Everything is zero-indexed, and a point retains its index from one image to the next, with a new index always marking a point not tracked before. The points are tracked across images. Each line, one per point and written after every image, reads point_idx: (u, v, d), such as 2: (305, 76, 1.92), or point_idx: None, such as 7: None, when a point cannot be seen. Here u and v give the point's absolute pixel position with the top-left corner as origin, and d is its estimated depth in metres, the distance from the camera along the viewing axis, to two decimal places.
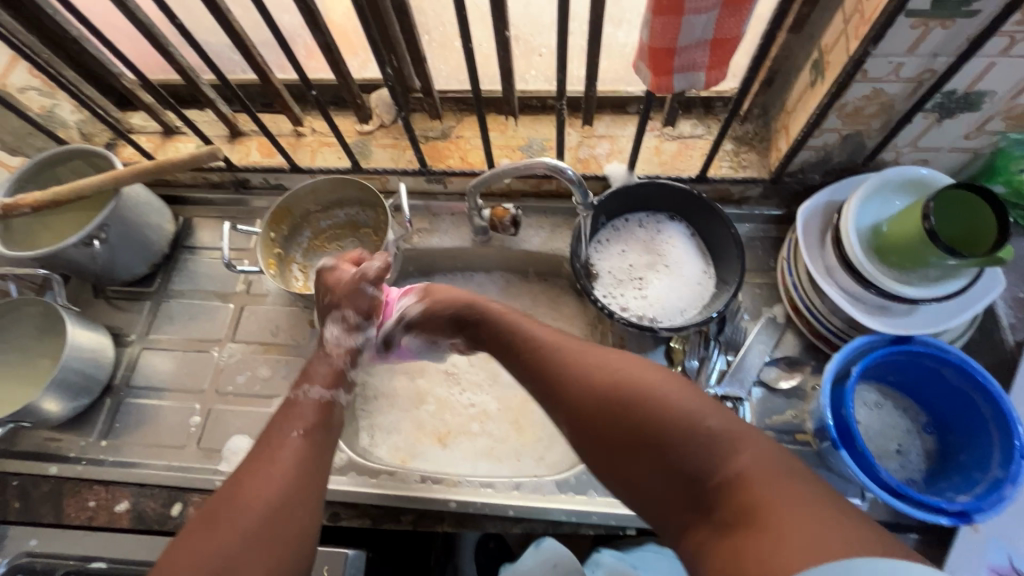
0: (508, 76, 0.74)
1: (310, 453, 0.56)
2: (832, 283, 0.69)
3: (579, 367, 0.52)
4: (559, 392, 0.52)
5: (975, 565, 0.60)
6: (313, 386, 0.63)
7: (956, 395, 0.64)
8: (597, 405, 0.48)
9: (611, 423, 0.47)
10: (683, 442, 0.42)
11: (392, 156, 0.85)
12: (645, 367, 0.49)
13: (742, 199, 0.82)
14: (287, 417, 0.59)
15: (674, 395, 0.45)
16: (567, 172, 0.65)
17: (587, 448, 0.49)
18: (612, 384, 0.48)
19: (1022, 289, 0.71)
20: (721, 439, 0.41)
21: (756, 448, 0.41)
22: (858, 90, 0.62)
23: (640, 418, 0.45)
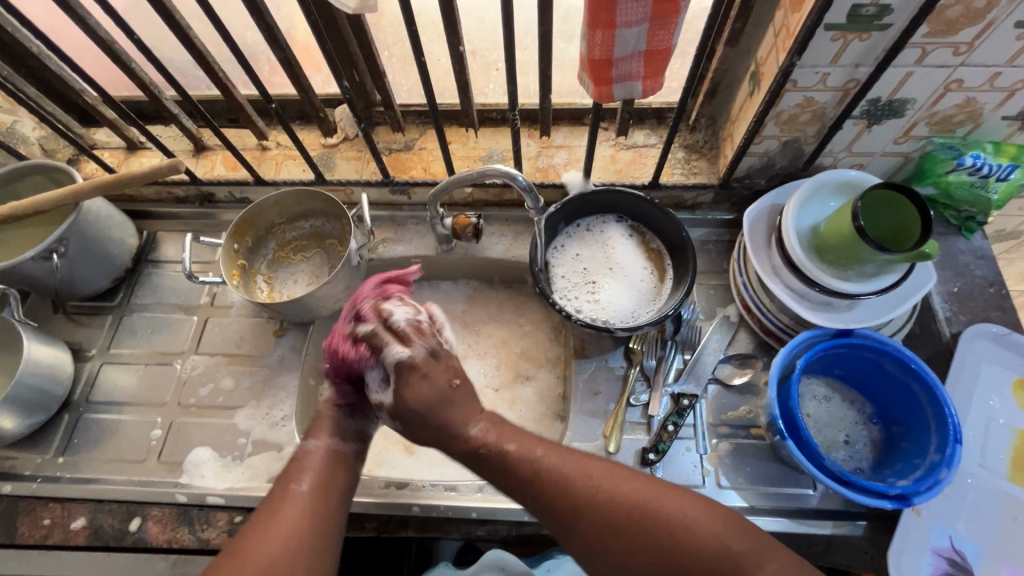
0: (466, 89, 0.77)
1: (320, 500, 0.55)
2: (778, 282, 0.72)
3: (596, 488, 0.52)
4: (574, 511, 0.52)
5: (920, 548, 0.62)
6: (317, 436, 0.61)
7: (896, 385, 0.67)
8: (622, 527, 0.50)
9: (638, 539, 0.49)
10: (712, 558, 0.48)
11: (356, 168, 0.86)
12: (654, 486, 0.52)
13: (695, 204, 0.86)
14: (294, 469, 0.57)
15: (692, 518, 0.49)
16: (519, 179, 0.65)
17: (610, 568, 0.51)
18: (638, 507, 0.51)
19: (955, 284, 0.75)
20: (749, 555, 0.47)
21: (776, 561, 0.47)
22: (791, 99, 0.66)
23: (670, 541, 0.49)
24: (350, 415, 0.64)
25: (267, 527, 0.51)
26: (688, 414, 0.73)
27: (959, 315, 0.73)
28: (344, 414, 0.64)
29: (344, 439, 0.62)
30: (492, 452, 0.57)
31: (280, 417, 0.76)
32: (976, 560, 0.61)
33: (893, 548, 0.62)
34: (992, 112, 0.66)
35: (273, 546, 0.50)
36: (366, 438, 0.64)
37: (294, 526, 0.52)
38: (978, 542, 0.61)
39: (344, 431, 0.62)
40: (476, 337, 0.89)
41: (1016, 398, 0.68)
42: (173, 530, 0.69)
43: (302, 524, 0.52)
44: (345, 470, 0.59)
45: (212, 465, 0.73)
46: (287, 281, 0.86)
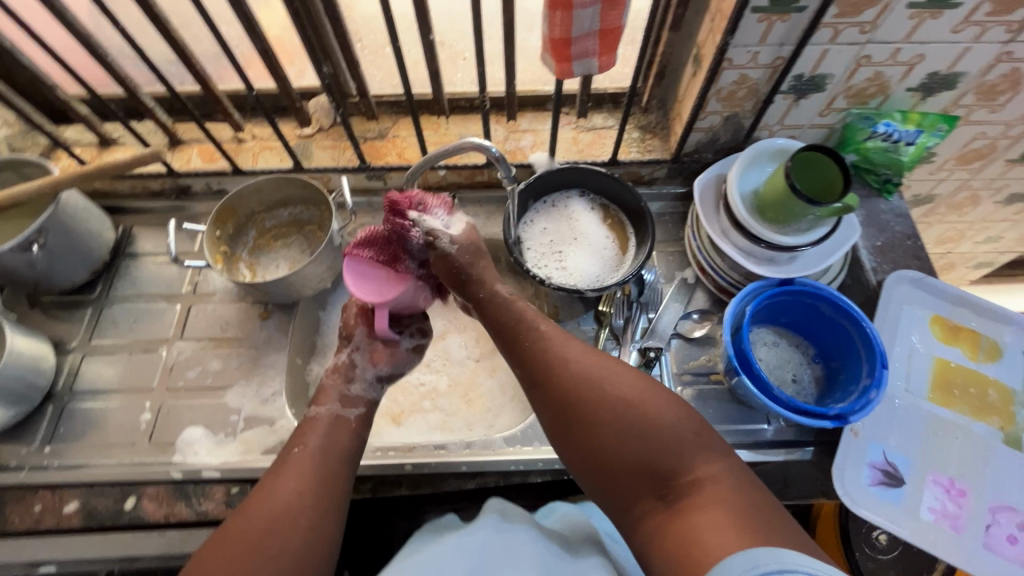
0: (436, 77, 0.82)
1: (323, 461, 0.60)
2: (727, 242, 0.80)
3: (577, 365, 0.58)
4: (549, 377, 0.58)
5: (859, 464, 0.70)
6: (326, 404, 0.67)
7: (833, 326, 0.76)
8: (589, 401, 0.55)
9: (604, 411, 0.54)
10: (661, 445, 0.51)
11: (333, 156, 0.90)
12: (630, 374, 0.57)
13: (651, 180, 0.94)
14: (302, 431, 0.63)
15: (657, 408, 0.53)
16: (490, 149, 0.70)
17: (573, 433, 0.55)
18: (612, 383, 0.55)
19: (879, 238, 0.85)
20: (695, 449, 0.51)
21: (726, 462, 0.50)
22: (729, 76, 0.74)
23: (628, 420, 0.53)
24: (346, 380, 0.70)
25: (273, 489, 0.55)
26: (654, 365, 0.80)
27: (883, 265, 0.83)
28: (341, 381, 0.70)
29: (350, 405, 0.68)
30: (501, 322, 0.65)
31: (270, 394, 0.79)
32: (905, 469, 0.70)
33: (836, 465, 0.70)
34: (897, 83, 0.76)
35: (280, 497, 0.54)
36: (365, 401, 0.69)
37: (299, 485, 0.56)
38: (906, 455, 0.70)
39: (344, 397, 0.68)
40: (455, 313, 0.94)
41: (931, 330, 0.78)
42: (169, 505, 0.71)
43: (308, 482, 0.57)
44: (348, 430, 0.65)
45: (205, 442, 0.75)
46: (269, 266, 0.89)
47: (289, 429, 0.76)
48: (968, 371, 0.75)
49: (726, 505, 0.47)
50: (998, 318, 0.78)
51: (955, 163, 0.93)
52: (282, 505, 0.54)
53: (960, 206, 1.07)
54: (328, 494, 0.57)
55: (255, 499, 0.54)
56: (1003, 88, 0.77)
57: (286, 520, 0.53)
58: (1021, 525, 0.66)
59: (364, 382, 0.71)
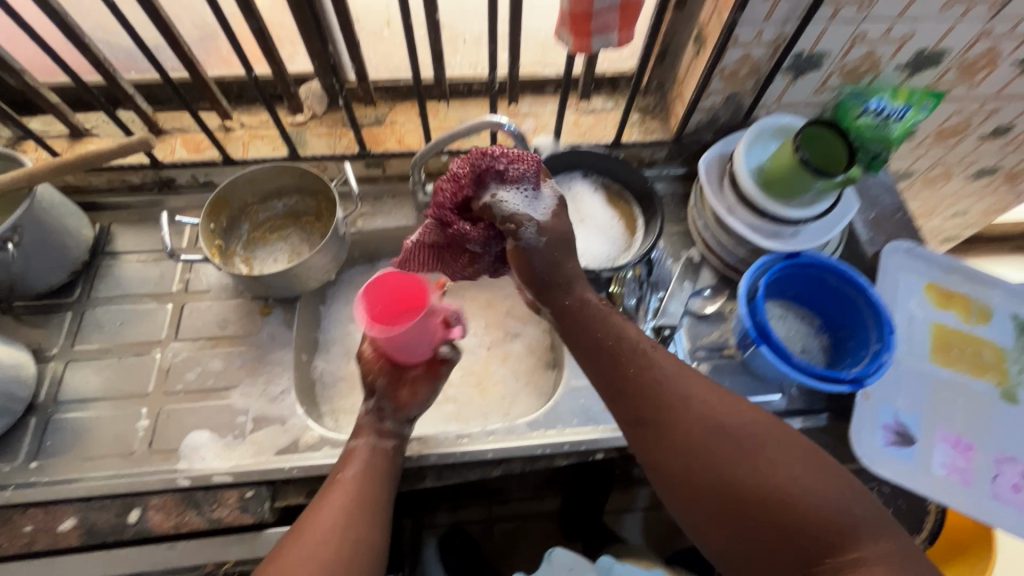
0: (438, 58, 0.80)
1: (370, 480, 0.60)
2: (734, 218, 0.81)
3: (715, 419, 0.54)
4: (672, 423, 0.55)
5: (875, 427, 0.73)
6: (363, 436, 0.65)
7: (839, 295, 0.79)
8: (727, 457, 0.52)
9: (748, 477, 0.51)
10: (814, 520, 0.49)
11: (329, 143, 0.87)
12: (764, 426, 0.54)
13: (652, 162, 0.95)
14: (348, 458, 0.63)
15: (806, 477, 0.50)
16: (506, 126, 0.69)
17: (707, 492, 0.53)
18: (754, 445, 0.52)
19: (871, 212, 0.89)
20: (856, 525, 0.49)
21: (891, 539, 0.49)
22: (733, 54, 0.76)
23: (774, 489, 0.50)
24: (379, 417, 0.67)
25: (324, 504, 0.56)
26: (669, 343, 0.81)
27: (877, 237, 0.87)
28: (374, 417, 0.67)
29: (389, 438, 0.66)
30: (614, 355, 0.59)
31: (278, 392, 0.75)
32: (916, 429, 0.73)
33: (852, 427, 0.72)
34: (888, 61, 0.79)
35: (325, 517, 0.55)
36: (398, 434, 0.67)
37: (348, 500, 0.57)
38: (915, 415, 0.73)
39: (380, 429, 0.66)
40: (461, 302, 0.93)
41: (927, 297, 0.82)
42: (178, 515, 0.66)
43: (355, 499, 0.57)
44: (389, 458, 0.64)
45: (212, 447, 0.70)
46: (266, 260, 0.85)
47: (301, 427, 0.73)
48: (964, 333, 0.79)
49: None
50: (986, 282, 0.82)
51: (933, 140, 0.98)
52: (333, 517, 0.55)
53: (934, 182, 1.12)
54: (374, 510, 0.57)
55: (309, 515, 0.55)
56: (981, 66, 0.82)
57: (334, 534, 0.54)
58: None
59: (395, 419, 0.68)
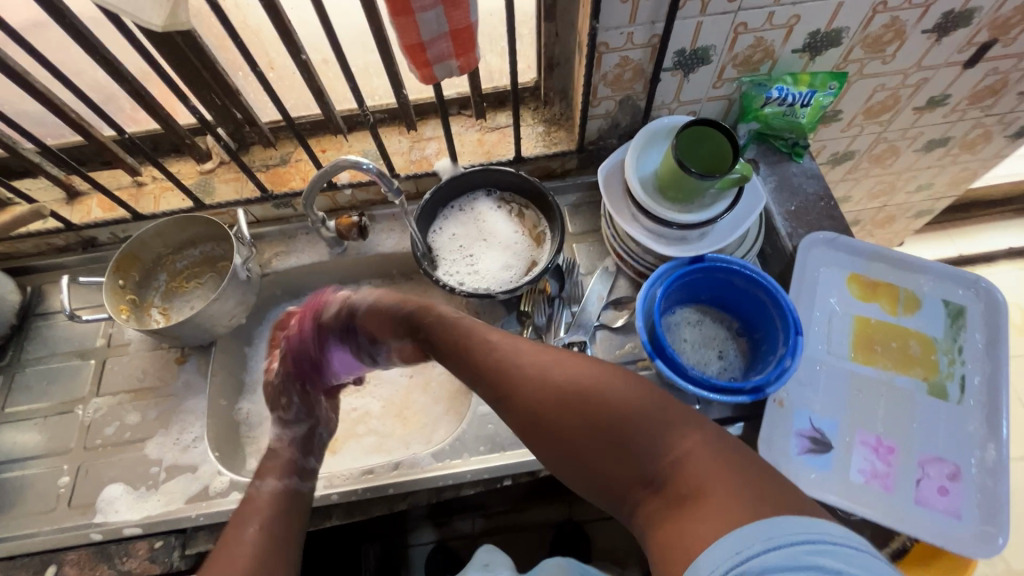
0: (322, 96, 0.80)
1: (273, 538, 0.61)
2: (637, 226, 0.79)
3: (532, 364, 0.56)
4: (504, 379, 0.57)
5: (787, 434, 0.69)
6: (266, 478, 0.68)
7: (751, 296, 0.75)
8: (555, 401, 0.53)
9: (570, 408, 0.52)
10: (625, 428, 0.49)
11: (235, 189, 0.88)
12: (591, 362, 0.55)
13: (564, 172, 0.93)
14: (245, 510, 0.63)
15: (615, 391, 0.51)
16: (364, 165, 0.69)
17: (545, 436, 0.53)
18: (566, 376, 0.54)
19: (792, 203, 0.85)
20: (669, 425, 0.48)
21: (701, 430, 0.47)
22: (610, 60, 0.73)
23: (589, 409, 0.51)
24: (302, 453, 0.73)
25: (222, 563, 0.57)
26: None
27: (798, 229, 0.83)
28: (296, 453, 0.73)
29: (296, 475, 0.70)
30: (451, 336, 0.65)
31: (191, 440, 0.77)
32: (832, 434, 0.68)
33: (762, 435, 0.69)
34: (782, 47, 0.75)
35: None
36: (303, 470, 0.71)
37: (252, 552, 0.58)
38: (832, 418, 0.69)
39: (299, 470, 0.71)
40: None
41: (849, 289, 0.77)
42: (91, 569, 0.68)
43: (257, 559, 0.58)
44: (298, 508, 0.66)
45: (125, 499, 0.73)
46: (183, 309, 0.87)
47: (211, 473, 0.74)
48: (888, 326, 0.74)
49: (709, 479, 0.43)
50: (914, 268, 0.77)
51: (863, 118, 0.93)
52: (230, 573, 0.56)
53: (881, 159, 1.06)
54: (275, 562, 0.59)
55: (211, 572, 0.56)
56: (889, 39, 0.76)
57: None
58: (952, 475, 0.65)
59: (313, 452, 0.75)
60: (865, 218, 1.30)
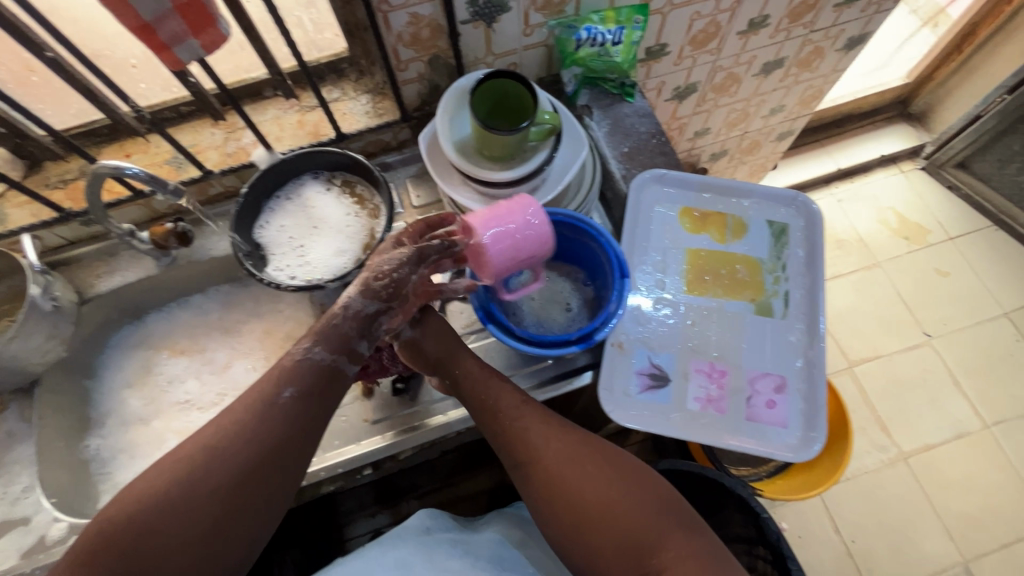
0: (97, 95, 0.72)
1: (275, 422, 0.54)
2: (464, 190, 0.75)
3: (558, 446, 0.62)
4: (533, 450, 0.62)
5: (628, 375, 0.70)
6: (317, 345, 0.58)
7: (582, 245, 0.75)
8: (579, 483, 0.59)
9: (587, 496, 0.58)
10: (630, 525, 0.56)
11: (30, 211, 0.79)
12: (616, 460, 0.61)
13: (399, 143, 0.88)
14: (283, 374, 0.57)
15: (628, 490, 0.58)
16: (129, 169, 0.65)
17: (556, 511, 0.59)
18: (590, 465, 0.60)
19: (626, 144, 0.84)
20: (667, 532, 0.56)
21: (695, 542, 0.56)
22: (399, 18, 0.69)
23: (603, 500, 0.57)
24: (362, 332, 0.61)
25: (175, 477, 0.51)
26: None
27: (633, 170, 0.82)
28: (355, 330, 0.60)
29: (347, 355, 0.60)
30: (478, 396, 0.66)
31: (21, 491, 0.72)
32: (669, 367, 0.70)
33: (603, 380, 0.70)
34: None
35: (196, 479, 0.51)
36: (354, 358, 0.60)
37: (243, 443, 0.53)
38: (668, 353, 0.71)
39: (351, 349, 0.60)
40: (239, 338, 0.89)
41: (682, 225, 0.78)
42: None
43: (226, 456, 0.52)
44: (334, 389, 0.59)
45: None
46: None
47: (48, 521, 0.70)
48: (717, 254, 0.76)
49: None
50: (740, 195, 0.79)
51: (692, 49, 0.93)
52: (186, 487, 0.50)
53: (725, 88, 1.07)
54: (248, 465, 0.52)
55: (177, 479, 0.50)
56: None
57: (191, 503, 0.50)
58: (778, 388, 0.69)
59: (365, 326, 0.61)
60: (733, 147, 1.33)
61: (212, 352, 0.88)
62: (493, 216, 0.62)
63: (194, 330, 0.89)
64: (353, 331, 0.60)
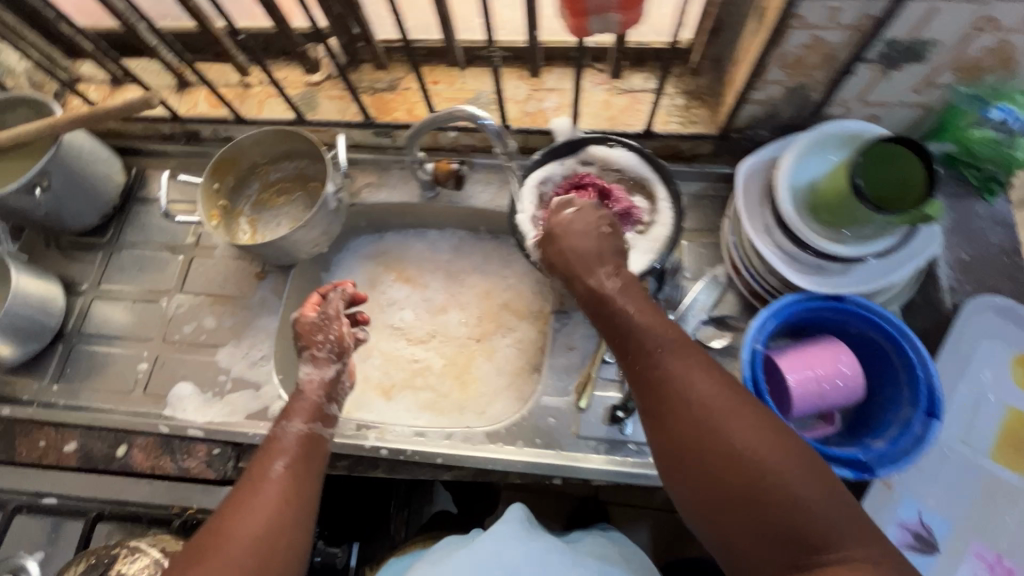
0: (447, 23, 0.71)
1: (293, 485, 0.55)
2: (768, 241, 0.68)
3: (704, 397, 0.48)
4: (669, 397, 0.49)
5: (887, 521, 0.61)
6: (293, 420, 0.61)
7: (870, 349, 0.65)
8: (724, 449, 0.46)
9: (734, 467, 0.45)
10: (794, 512, 0.43)
11: (338, 108, 0.84)
12: (776, 428, 0.46)
13: (692, 155, 0.80)
14: (269, 451, 0.58)
15: (795, 471, 0.44)
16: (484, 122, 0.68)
17: (690, 476, 0.47)
18: (743, 431, 0.46)
19: (969, 251, 0.69)
20: (843, 529, 0.42)
21: (877, 545, 0.42)
22: (797, 38, 0.59)
23: (758, 475, 0.44)
24: (328, 397, 0.65)
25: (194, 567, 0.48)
26: None
27: (965, 285, 0.68)
28: (323, 396, 0.65)
29: (322, 420, 0.63)
30: (620, 316, 0.55)
31: (258, 357, 0.78)
32: (942, 535, 0.60)
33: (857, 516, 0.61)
34: None
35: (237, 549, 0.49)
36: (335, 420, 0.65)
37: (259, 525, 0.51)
38: (946, 518, 0.61)
39: (322, 414, 0.63)
40: (459, 287, 0.89)
41: (1011, 376, 0.65)
42: (156, 457, 0.73)
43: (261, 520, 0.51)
44: (321, 450, 0.61)
45: (193, 400, 0.76)
46: (270, 224, 0.85)
47: (272, 396, 0.76)
48: None
49: None
50: None
51: None
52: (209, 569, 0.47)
53: None
54: (278, 526, 0.51)
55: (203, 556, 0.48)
56: None
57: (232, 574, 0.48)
58: None
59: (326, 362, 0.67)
60: None
61: (431, 291, 0.89)
62: (802, 361, 0.62)
63: (422, 264, 0.91)
64: (322, 396, 0.65)
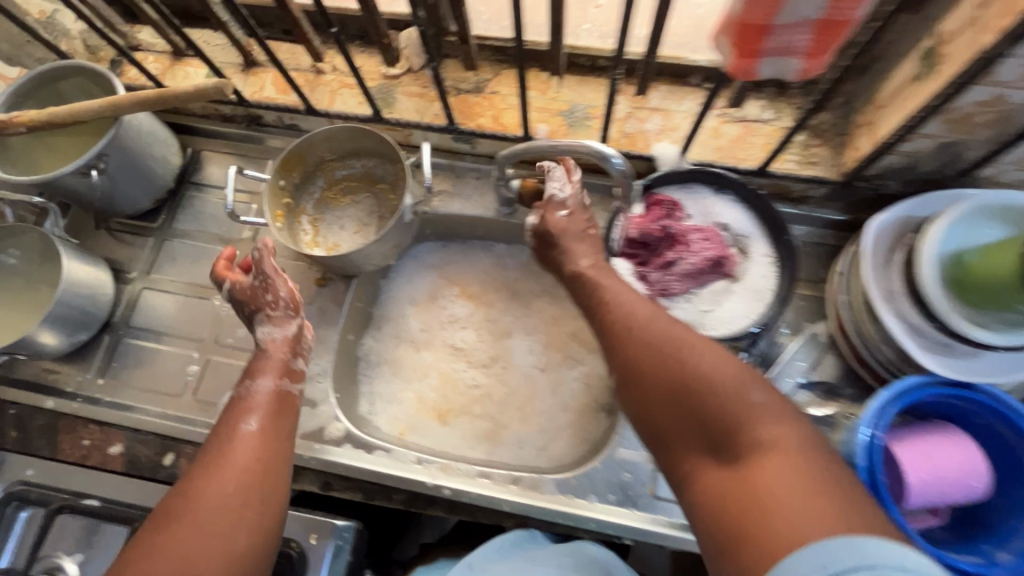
0: (558, 30, 0.64)
1: (260, 441, 0.55)
2: (891, 310, 0.61)
3: (648, 324, 0.52)
4: (621, 332, 0.53)
5: None
6: (262, 377, 0.61)
7: (997, 446, 0.59)
8: (655, 358, 0.49)
9: (665, 371, 0.47)
10: (716, 402, 0.44)
11: (417, 107, 0.77)
12: (721, 350, 0.48)
13: (802, 198, 0.73)
14: (238, 410, 0.58)
15: (717, 368, 0.45)
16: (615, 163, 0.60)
17: (637, 400, 0.50)
18: (676, 344, 0.49)
19: None
20: (758, 412, 0.42)
21: (792, 426, 0.41)
22: (976, 93, 0.52)
23: (685, 369, 0.46)
24: (293, 351, 0.64)
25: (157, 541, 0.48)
26: None
27: None
28: (288, 352, 0.64)
29: (293, 376, 0.63)
30: (591, 281, 0.60)
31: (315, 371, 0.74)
32: None
33: None
34: None
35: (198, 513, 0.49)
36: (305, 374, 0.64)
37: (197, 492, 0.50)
38: None
39: (288, 369, 0.63)
40: (526, 310, 0.83)
41: None
42: None
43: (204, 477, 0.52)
44: (290, 407, 0.60)
45: None
46: (333, 226, 0.79)
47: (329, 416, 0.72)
48: None
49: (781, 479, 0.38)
50: None
51: None
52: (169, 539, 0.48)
53: None
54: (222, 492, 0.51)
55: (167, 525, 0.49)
56: None
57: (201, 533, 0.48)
58: None
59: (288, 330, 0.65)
60: None
61: (495, 311, 0.83)
62: (921, 452, 0.57)
63: (487, 280, 0.85)
64: (286, 352, 0.63)
